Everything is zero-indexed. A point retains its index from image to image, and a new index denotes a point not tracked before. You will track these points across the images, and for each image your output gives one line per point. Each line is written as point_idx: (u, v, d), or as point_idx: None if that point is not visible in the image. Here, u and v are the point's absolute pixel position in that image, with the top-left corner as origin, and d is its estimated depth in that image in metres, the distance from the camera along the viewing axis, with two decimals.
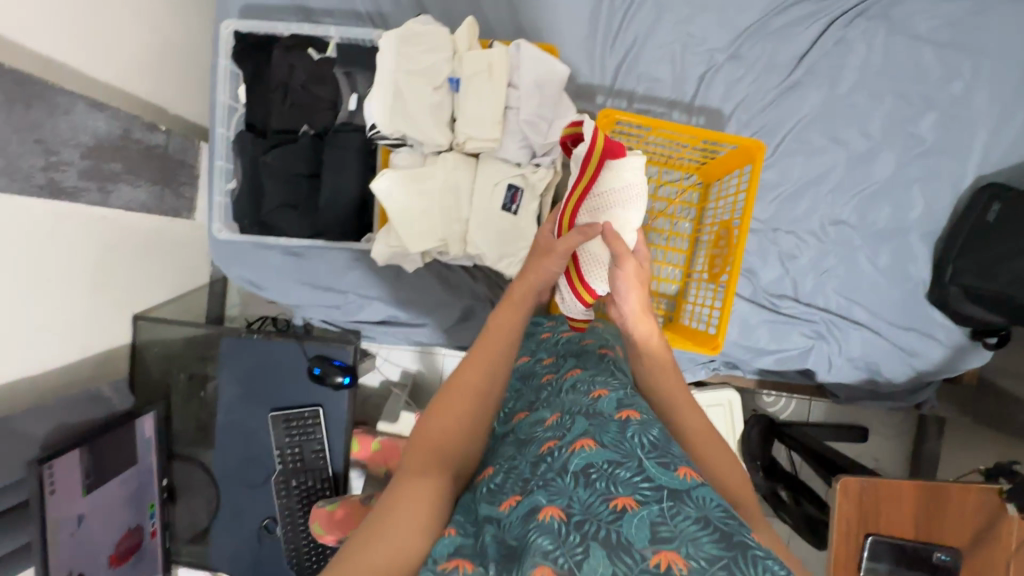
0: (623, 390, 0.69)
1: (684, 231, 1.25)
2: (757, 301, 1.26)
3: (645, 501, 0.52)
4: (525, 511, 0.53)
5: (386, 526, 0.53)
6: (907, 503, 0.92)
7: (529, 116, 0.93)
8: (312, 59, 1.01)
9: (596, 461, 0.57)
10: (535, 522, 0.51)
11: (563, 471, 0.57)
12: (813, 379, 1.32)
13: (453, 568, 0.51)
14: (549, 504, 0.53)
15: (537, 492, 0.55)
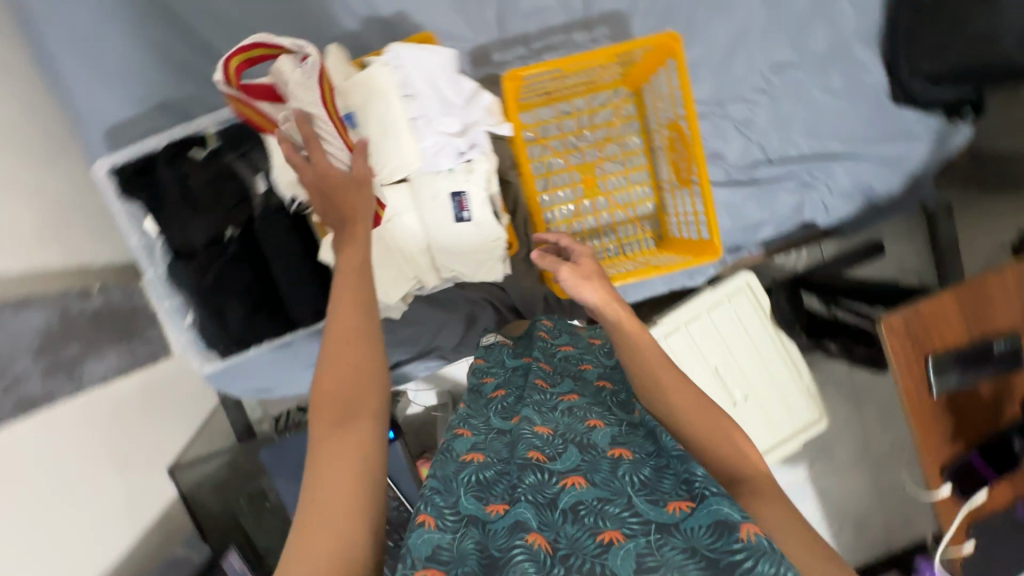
0: (618, 423, 0.67)
1: (637, 147, 1.22)
2: (734, 180, 1.23)
3: (633, 538, 0.51)
4: (509, 533, 0.52)
5: (311, 524, 0.53)
6: (953, 313, 0.92)
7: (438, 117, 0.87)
8: (200, 160, 0.94)
9: (586, 498, 0.55)
10: (521, 541, 0.51)
11: (552, 506, 0.55)
12: (817, 227, 1.30)
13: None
14: (532, 531, 0.52)
15: (521, 512, 0.54)
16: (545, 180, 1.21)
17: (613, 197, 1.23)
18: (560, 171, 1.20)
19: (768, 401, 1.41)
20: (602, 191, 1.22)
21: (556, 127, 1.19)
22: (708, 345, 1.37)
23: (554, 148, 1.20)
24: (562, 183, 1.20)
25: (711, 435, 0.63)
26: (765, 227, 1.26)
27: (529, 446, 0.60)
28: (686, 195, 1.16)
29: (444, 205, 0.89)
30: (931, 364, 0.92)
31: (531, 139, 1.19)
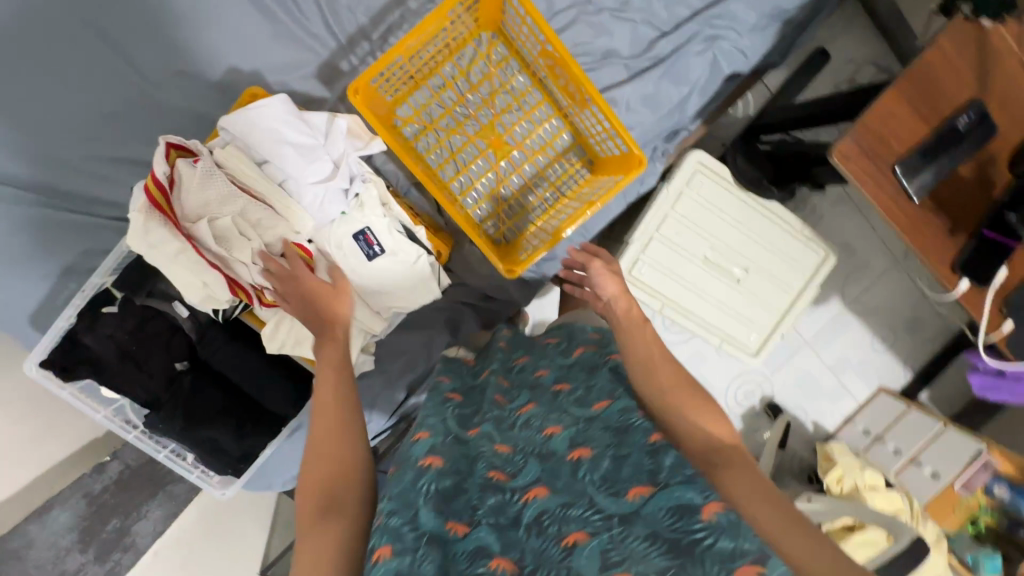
0: (575, 423, 0.73)
1: (526, 84, 1.14)
2: (638, 69, 1.14)
3: (596, 536, 0.56)
4: (474, 555, 0.57)
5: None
6: (901, 112, 0.86)
7: (303, 168, 0.81)
8: (116, 314, 0.91)
9: (549, 508, 0.61)
10: (484, 567, 0.56)
11: (515, 523, 0.61)
12: (743, 75, 1.20)
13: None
14: (495, 556, 0.57)
15: (481, 534, 0.60)
16: (453, 162, 1.13)
17: (528, 144, 1.15)
18: (464, 147, 1.13)
19: (769, 264, 1.36)
20: (514, 145, 1.14)
21: (439, 106, 1.11)
22: (687, 239, 1.33)
23: (446, 127, 1.12)
24: (470, 158, 1.13)
25: (687, 403, 0.74)
26: (691, 100, 1.18)
27: (490, 469, 0.68)
28: (592, 113, 1.07)
29: (355, 250, 0.85)
30: (900, 171, 0.85)
31: (418, 129, 1.11)
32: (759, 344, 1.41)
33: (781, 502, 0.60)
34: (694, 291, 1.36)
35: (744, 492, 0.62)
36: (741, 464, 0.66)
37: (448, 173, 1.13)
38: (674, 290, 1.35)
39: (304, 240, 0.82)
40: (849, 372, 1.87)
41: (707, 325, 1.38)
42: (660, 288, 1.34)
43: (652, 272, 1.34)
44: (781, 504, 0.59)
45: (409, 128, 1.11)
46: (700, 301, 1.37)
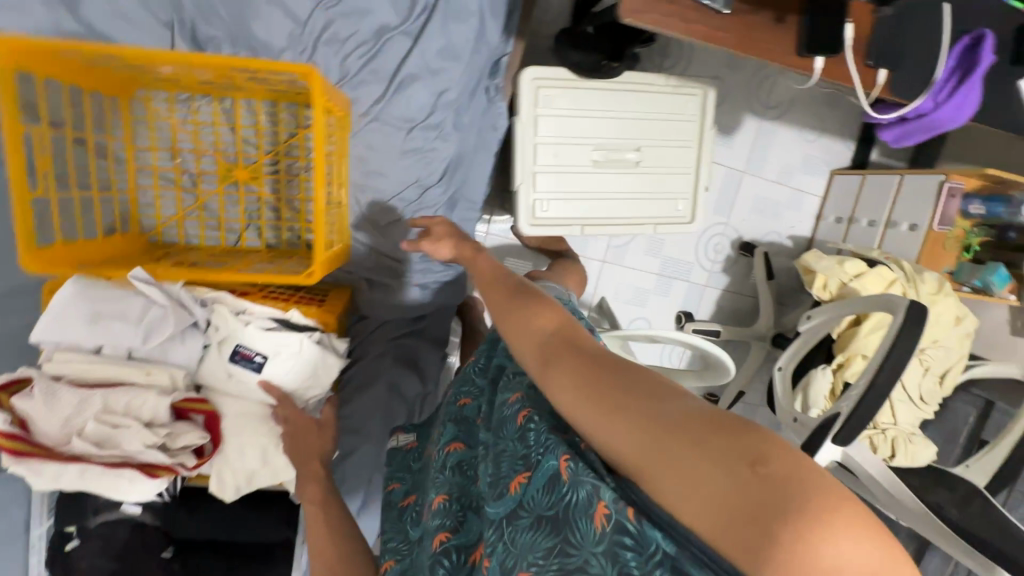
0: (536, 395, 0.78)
1: (205, 99, 0.99)
2: (417, 30, 1.04)
3: (494, 553, 0.65)
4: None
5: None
6: None
7: (139, 329, 0.76)
8: (78, 546, 0.89)
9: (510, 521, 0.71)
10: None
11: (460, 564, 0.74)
12: None
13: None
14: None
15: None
16: (229, 222, 1.05)
17: (266, 151, 1.02)
18: (221, 201, 1.03)
19: (656, 131, 1.30)
20: (259, 163, 1.02)
21: (166, 189, 1.00)
22: (569, 154, 1.26)
23: (190, 200, 1.02)
24: (236, 205, 1.04)
25: (512, 326, 0.70)
26: (488, 27, 1.08)
27: (436, 530, 0.78)
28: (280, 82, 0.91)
29: (241, 372, 0.82)
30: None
31: (176, 222, 1.02)
32: (693, 200, 1.36)
33: (615, 399, 0.54)
34: (603, 192, 1.30)
35: (585, 411, 0.56)
36: (566, 357, 0.61)
37: (237, 235, 1.06)
38: (583, 203, 1.30)
39: (194, 391, 0.80)
40: (798, 175, 1.82)
41: (634, 216, 1.34)
42: (571, 211, 1.29)
43: (555, 202, 1.28)
44: (615, 403, 0.54)
45: (172, 229, 1.03)
46: (615, 202, 1.32)
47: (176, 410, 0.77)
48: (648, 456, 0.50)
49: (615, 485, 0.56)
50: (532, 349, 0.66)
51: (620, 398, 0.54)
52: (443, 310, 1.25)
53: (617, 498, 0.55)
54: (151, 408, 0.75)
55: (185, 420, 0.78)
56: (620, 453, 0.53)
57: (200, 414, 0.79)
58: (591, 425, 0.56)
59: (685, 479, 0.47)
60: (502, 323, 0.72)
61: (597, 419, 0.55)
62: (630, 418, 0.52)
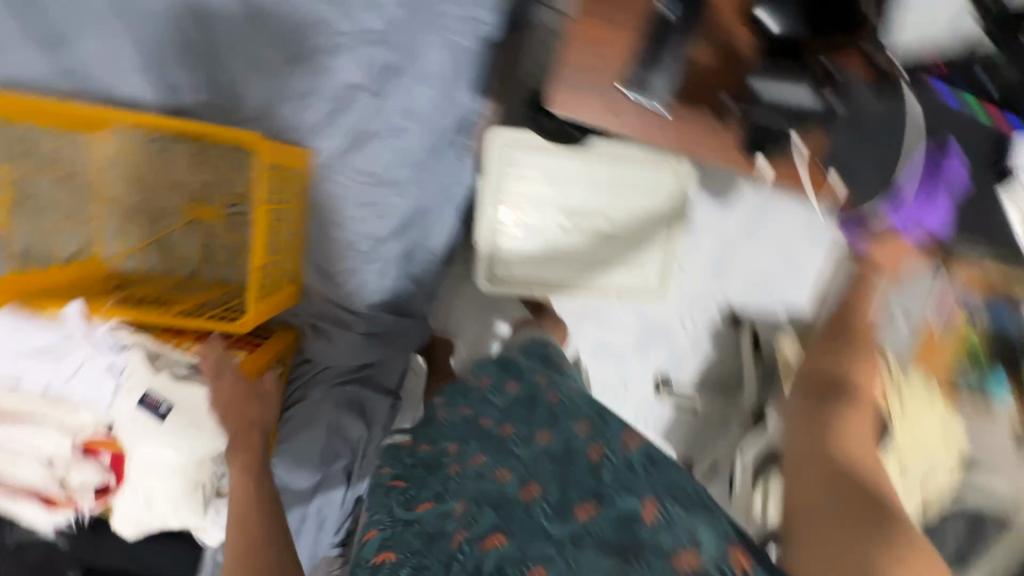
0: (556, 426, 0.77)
1: (173, 140, 1.03)
2: (382, 91, 1.06)
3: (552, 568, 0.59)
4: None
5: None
6: (596, 29, 0.77)
7: (58, 366, 0.82)
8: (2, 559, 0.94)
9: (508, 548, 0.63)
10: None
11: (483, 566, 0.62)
12: (494, 39, 1.10)
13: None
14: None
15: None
16: (185, 258, 1.08)
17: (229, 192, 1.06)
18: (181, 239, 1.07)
19: (628, 201, 1.27)
20: (218, 202, 1.07)
21: (129, 224, 1.05)
22: (533, 217, 1.26)
23: (151, 233, 1.06)
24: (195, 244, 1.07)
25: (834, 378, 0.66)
26: (455, 90, 1.09)
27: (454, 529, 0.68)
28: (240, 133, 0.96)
29: (144, 419, 0.82)
30: (627, 90, 0.77)
31: (132, 255, 1.05)
32: (663, 267, 1.32)
33: (853, 481, 0.56)
34: (566, 249, 1.29)
35: (803, 460, 0.61)
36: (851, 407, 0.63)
37: (191, 271, 1.08)
38: (543, 259, 1.29)
39: (104, 431, 0.84)
40: (799, 245, 1.74)
41: (597, 277, 1.31)
42: (531, 265, 1.29)
43: (516, 262, 1.28)
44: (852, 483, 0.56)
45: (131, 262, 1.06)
46: (579, 267, 1.30)
47: (83, 448, 0.82)
48: (816, 512, 0.56)
49: (731, 528, 0.58)
50: (803, 392, 0.67)
51: (855, 488, 0.56)
52: (389, 359, 1.23)
53: (720, 546, 0.56)
54: (56, 439, 0.81)
55: (89, 458, 0.82)
56: (802, 503, 0.58)
57: (106, 453, 0.84)
58: (800, 485, 0.59)
59: (829, 541, 0.54)
60: (829, 357, 0.68)
61: (802, 474, 0.60)
62: (845, 491, 0.56)
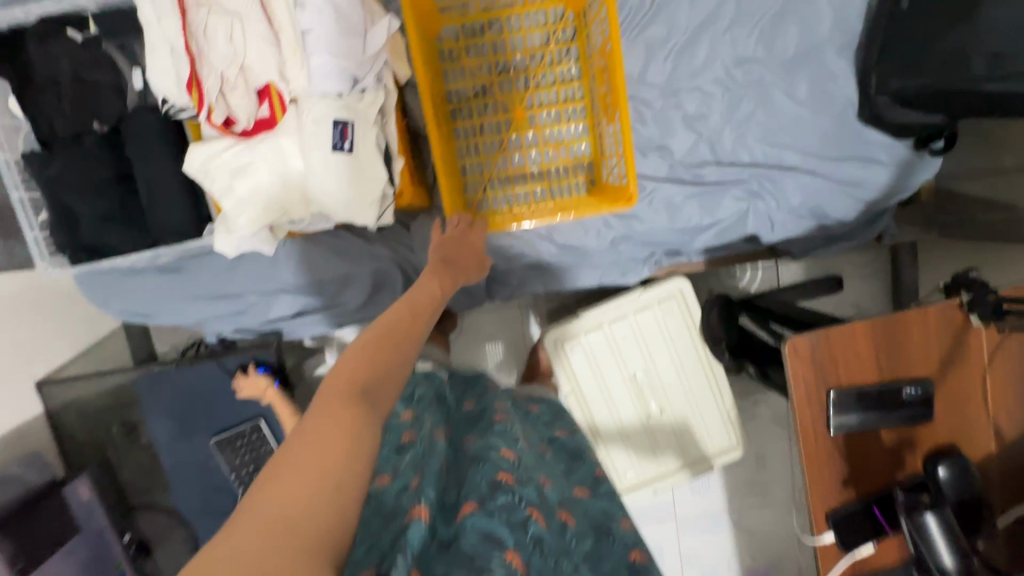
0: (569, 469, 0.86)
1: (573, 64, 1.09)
2: (677, 177, 1.14)
3: None
4: (487, 545, 0.61)
5: (282, 494, 0.49)
6: (865, 347, 0.84)
7: (330, 31, 0.77)
8: (76, 43, 0.85)
9: (544, 538, 0.65)
10: (498, 560, 0.60)
11: (523, 529, 0.65)
12: (759, 242, 1.21)
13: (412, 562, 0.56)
14: (509, 551, 0.62)
15: (486, 523, 0.65)
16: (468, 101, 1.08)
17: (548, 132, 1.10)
18: (483, 91, 1.08)
19: (685, 419, 1.32)
20: (532, 126, 1.10)
21: (485, 44, 1.06)
22: (630, 349, 1.29)
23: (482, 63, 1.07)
24: (485, 105, 1.08)
25: None
26: (707, 233, 1.17)
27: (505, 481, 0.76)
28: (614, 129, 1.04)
29: (324, 133, 0.79)
30: (833, 399, 0.83)
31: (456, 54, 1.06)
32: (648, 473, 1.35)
33: None
34: (618, 383, 1.30)
35: None
36: None
37: (460, 115, 1.09)
38: (600, 367, 1.29)
39: (288, 96, 0.79)
40: (694, 572, 1.81)
41: (609, 425, 1.32)
42: (587, 360, 1.29)
43: (584, 356, 1.29)
44: None
45: (447, 55, 1.06)
46: (607, 412, 1.32)
47: (263, 88, 0.77)
48: None
49: None
50: None
51: None
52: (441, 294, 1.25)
53: None
54: (263, 64, 0.75)
55: (256, 98, 0.77)
56: None
57: (267, 109, 0.79)
58: None
59: None
60: None
61: None
62: None
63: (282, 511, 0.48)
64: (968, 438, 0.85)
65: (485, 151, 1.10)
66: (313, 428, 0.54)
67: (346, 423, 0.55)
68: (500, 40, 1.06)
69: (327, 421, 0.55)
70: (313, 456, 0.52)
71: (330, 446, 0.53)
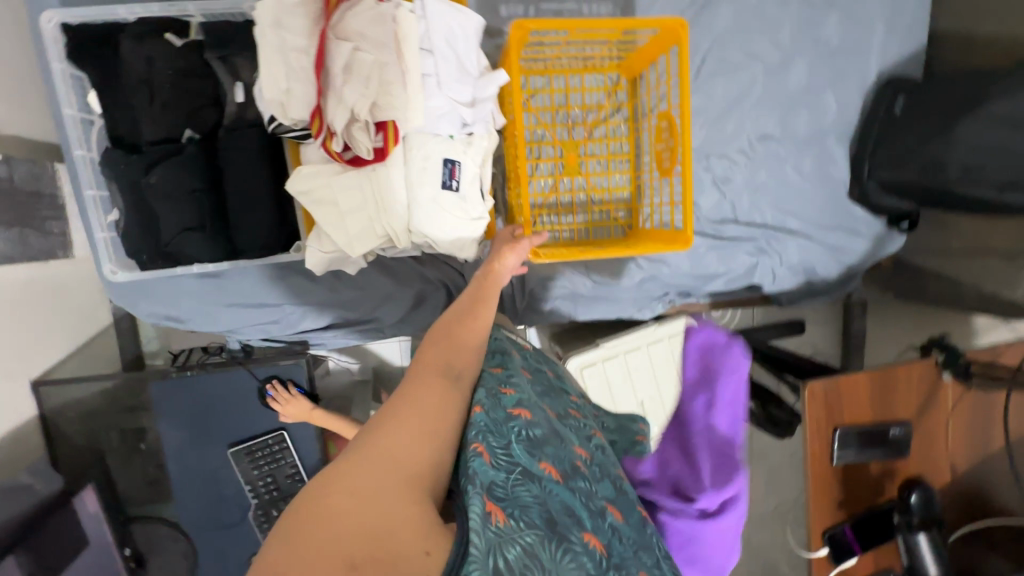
0: None
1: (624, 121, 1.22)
2: (700, 229, 1.29)
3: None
4: (570, 519, 0.55)
5: (389, 443, 0.53)
6: (864, 392, 1.01)
7: (450, 81, 0.84)
8: (175, 47, 0.84)
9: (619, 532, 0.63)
10: (582, 540, 0.54)
11: (596, 521, 0.61)
12: (759, 291, 1.39)
13: (488, 514, 0.49)
14: (586, 532, 0.57)
15: (566, 495, 0.58)
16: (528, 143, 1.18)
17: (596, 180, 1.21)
18: (544, 136, 1.18)
19: None
20: (582, 172, 1.21)
21: (549, 94, 1.17)
22: (642, 377, 1.40)
23: (545, 110, 1.17)
24: (543, 148, 1.18)
25: None
26: (719, 281, 1.33)
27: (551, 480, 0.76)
28: (661, 184, 1.19)
29: (435, 170, 0.85)
30: (837, 436, 1.00)
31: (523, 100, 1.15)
32: None
33: None
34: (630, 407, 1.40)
35: None
36: None
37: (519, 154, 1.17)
38: (615, 390, 1.39)
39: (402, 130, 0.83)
40: None
41: None
42: (605, 384, 1.39)
43: (600, 382, 1.38)
44: None
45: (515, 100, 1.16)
46: None
47: (382, 121, 0.80)
48: None
49: None
50: None
51: None
52: None
53: None
54: (388, 101, 0.79)
55: (375, 131, 0.80)
56: None
57: (382, 140, 0.82)
58: None
59: None
60: None
61: None
62: None
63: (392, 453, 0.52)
64: (932, 470, 1.05)
65: (539, 189, 1.19)
66: (413, 395, 0.59)
67: (440, 393, 0.61)
68: (563, 91, 1.17)
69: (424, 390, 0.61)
70: (417, 414, 0.56)
71: (427, 408, 0.58)
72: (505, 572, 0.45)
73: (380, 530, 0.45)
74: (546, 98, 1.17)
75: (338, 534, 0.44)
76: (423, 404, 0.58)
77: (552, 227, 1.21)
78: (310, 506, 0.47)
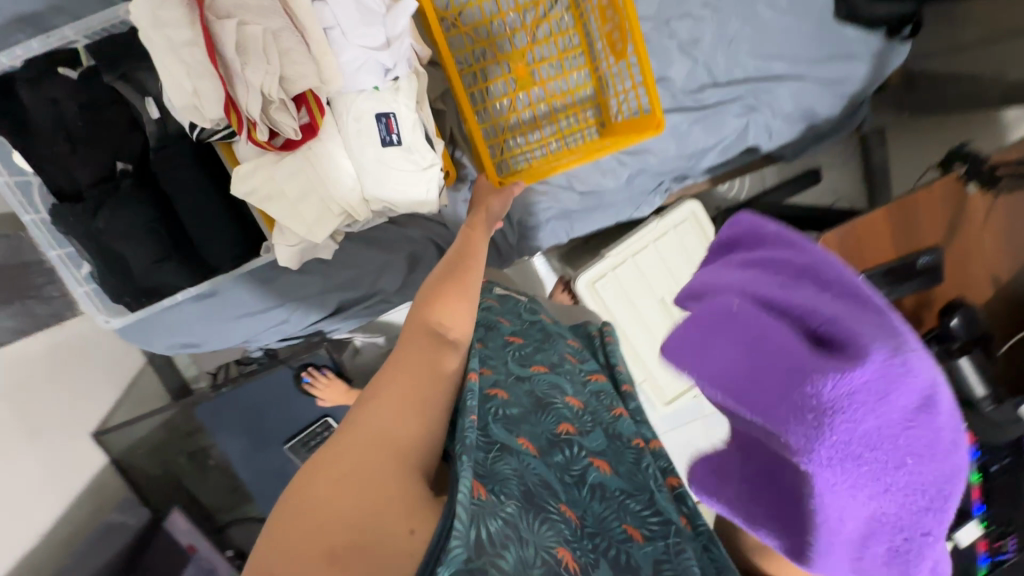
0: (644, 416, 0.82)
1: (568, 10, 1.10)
2: (680, 105, 1.19)
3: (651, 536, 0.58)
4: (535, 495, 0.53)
5: (375, 417, 0.51)
6: (885, 228, 0.95)
7: (354, 26, 0.76)
8: (73, 80, 0.80)
9: (608, 484, 0.62)
10: (557, 508, 0.54)
11: (580, 484, 0.61)
12: (759, 153, 1.29)
13: (469, 491, 0.48)
14: (563, 503, 0.56)
15: (541, 469, 0.58)
16: (471, 66, 1.08)
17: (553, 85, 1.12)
18: (487, 54, 1.08)
19: None
20: (537, 82, 1.11)
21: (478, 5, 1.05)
22: (656, 275, 1.38)
23: (479, 25, 1.06)
24: (488, 66, 1.09)
25: None
26: (713, 154, 1.24)
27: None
28: (623, 70, 1.10)
29: (370, 129, 0.80)
30: (863, 281, 0.95)
31: (453, 22, 1.05)
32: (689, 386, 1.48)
33: None
34: (650, 308, 1.40)
35: None
36: None
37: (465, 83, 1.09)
38: (631, 296, 1.38)
39: (324, 98, 0.79)
40: None
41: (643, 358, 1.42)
42: (621, 292, 1.38)
43: (614, 290, 1.37)
44: None
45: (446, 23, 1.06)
46: (644, 337, 1.42)
47: (299, 94, 0.76)
48: None
49: None
50: None
51: None
52: None
53: None
54: (296, 71, 0.74)
55: (295, 106, 0.76)
56: None
57: (307, 115, 0.78)
58: None
59: None
60: None
61: None
62: None
63: (380, 428, 0.50)
64: (975, 289, 1.00)
65: (497, 113, 1.11)
66: (397, 360, 0.57)
67: (429, 357, 0.57)
68: None
69: (411, 356, 0.57)
70: (403, 384, 0.54)
71: (418, 377, 0.55)
72: (486, 542, 0.44)
73: (361, 518, 0.45)
74: (474, 11, 1.06)
75: (319, 528, 0.44)
76: (414, 371, 0.56)
77: (520, 149, 1.14)
78: (299, 491, 0.47)
